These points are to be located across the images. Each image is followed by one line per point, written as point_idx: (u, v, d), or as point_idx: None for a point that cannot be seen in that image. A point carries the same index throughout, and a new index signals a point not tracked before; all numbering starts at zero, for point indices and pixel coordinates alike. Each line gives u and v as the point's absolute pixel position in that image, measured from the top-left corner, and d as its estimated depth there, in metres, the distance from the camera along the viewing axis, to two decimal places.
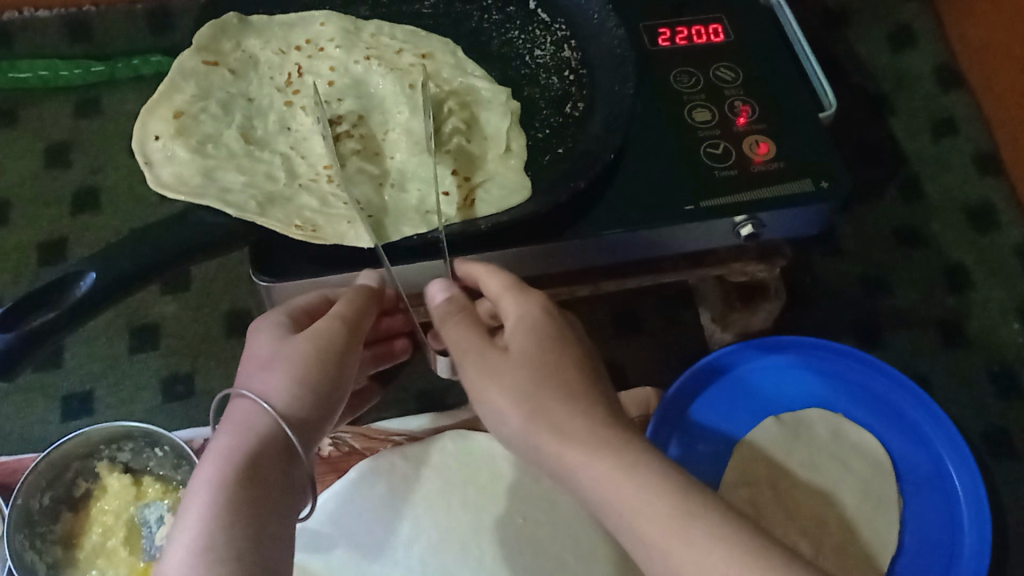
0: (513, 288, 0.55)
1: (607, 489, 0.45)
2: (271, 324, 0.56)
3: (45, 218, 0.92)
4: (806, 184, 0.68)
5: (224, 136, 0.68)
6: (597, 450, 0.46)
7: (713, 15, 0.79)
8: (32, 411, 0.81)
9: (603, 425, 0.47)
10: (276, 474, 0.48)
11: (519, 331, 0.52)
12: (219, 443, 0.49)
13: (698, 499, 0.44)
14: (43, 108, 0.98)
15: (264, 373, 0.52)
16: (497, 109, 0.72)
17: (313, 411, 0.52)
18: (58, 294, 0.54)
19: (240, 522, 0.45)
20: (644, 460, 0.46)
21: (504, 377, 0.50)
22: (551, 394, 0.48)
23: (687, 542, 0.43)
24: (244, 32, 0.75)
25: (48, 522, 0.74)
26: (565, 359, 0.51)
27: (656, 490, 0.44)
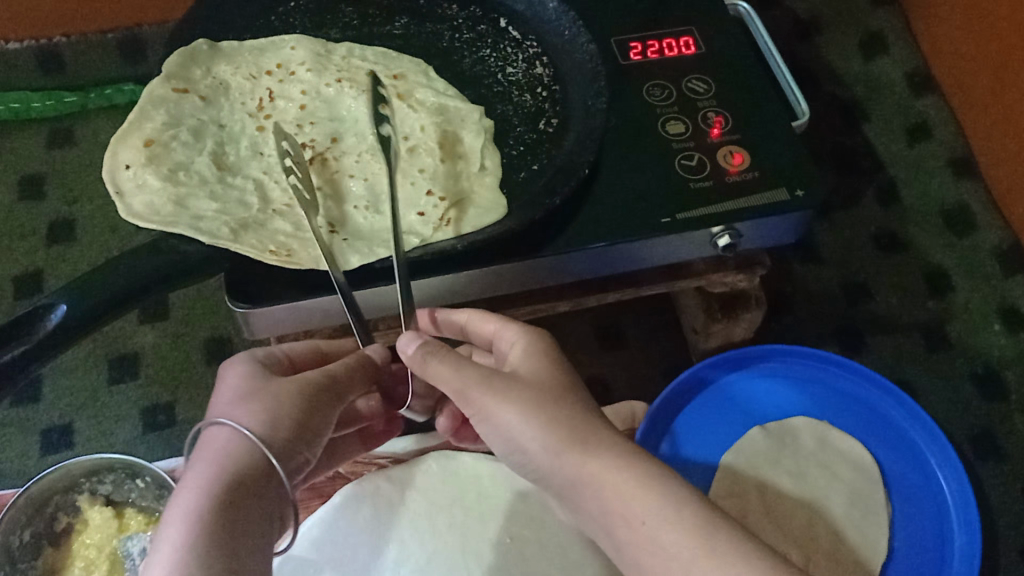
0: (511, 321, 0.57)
1: (631, 500, 0.47)
2: (245, 361, 0.55)
3: (20, 250, 0.91)
4: (782, 193, 0.68)
5: (196, 164, 0.67)
6: (618, 461, 0.48)
7: (684, 28, 0.79)
8: (11, 445, 0.80)
9: (621, 440, 0.49)
10: (256, 503, 0.48)
11: (527, 357, 0.54)
12: (197, 471, 0.48)
13: (708, 510, 0.46)
14: (17, 141, 0.97)
15: (245, 403, 0.52)
16: (471, 128, 0.72)
17: (294, 443, 0.51)
18: (28, 327, 0.53)
19: (216, 553, 0.44)
20: (661, 472, 0.48)
21: (520, 394, 0.50)
22: (566, 408, 0.50)
23: (711, 541, 0.44)
24: (215, 58, 0.75)
25: (29, 559, 0.73)
26: (573, 380, 0.52)
27: (677, 497, 0.46)
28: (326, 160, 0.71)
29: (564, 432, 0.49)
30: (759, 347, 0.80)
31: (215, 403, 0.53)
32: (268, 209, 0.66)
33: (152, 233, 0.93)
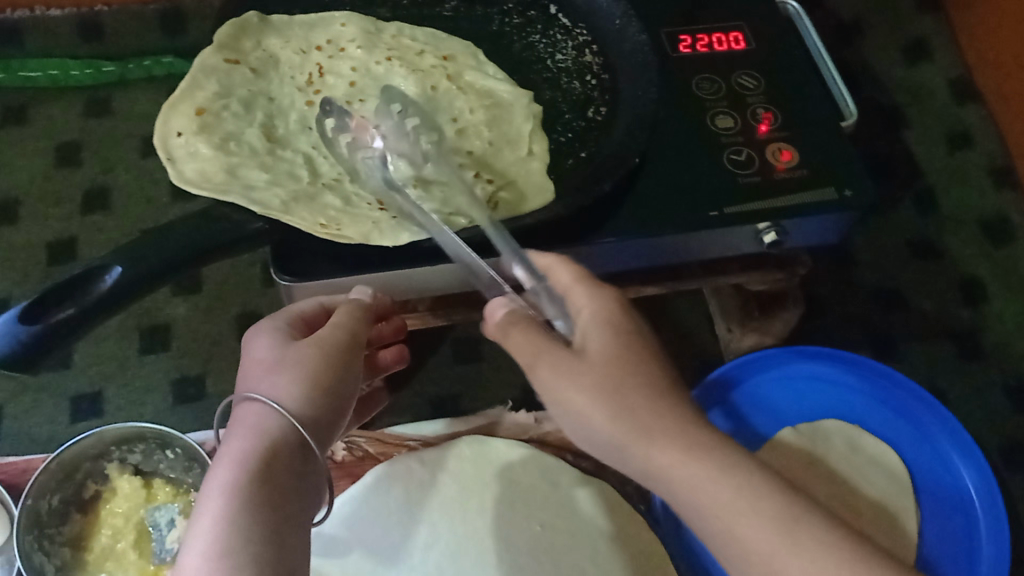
0: (585, 280, 0.52)
1: (703, 493, 0.44)
2: (269, 330, 0.56)
3: (55, 217, 0.91)
4: (829, 192, 0.68)
5: (246, 134, 0.67)
6: (687, 453, 0.44)
7: (734, 23, 0.79)
8: (40, 410, 0.80)
9: (696, 428, 0.45)
10: (293, 483, 0.48)
11: (596, 327, 0.49)
12: (232, 445, 0.49)
13: (800, 502, 0.44)
14: (54, 107, 0.97)
15: (273, 374, 0.52)
16: (519, 112, 0.72)
17: (323, 414, 0.52)
18: (81, 287, 0.53)
19: (253, 531, 0.44)
20: (744, 467, 0.44)
21: (596, 377, 0.46)
22: (637, 386, 0.46)
23: (796, 543, 0.42)
24: (265, 31, 0.74)
25: (56, 524, 0.73)
26: (648, 354, 0.48)
27: (757, 497, 0.43)
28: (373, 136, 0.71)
29: (635, 422, 0.45)
30: (796, 348, 0.80)
31: (248, 375, 0.53)
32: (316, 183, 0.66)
33: (187, 206, 0.92)
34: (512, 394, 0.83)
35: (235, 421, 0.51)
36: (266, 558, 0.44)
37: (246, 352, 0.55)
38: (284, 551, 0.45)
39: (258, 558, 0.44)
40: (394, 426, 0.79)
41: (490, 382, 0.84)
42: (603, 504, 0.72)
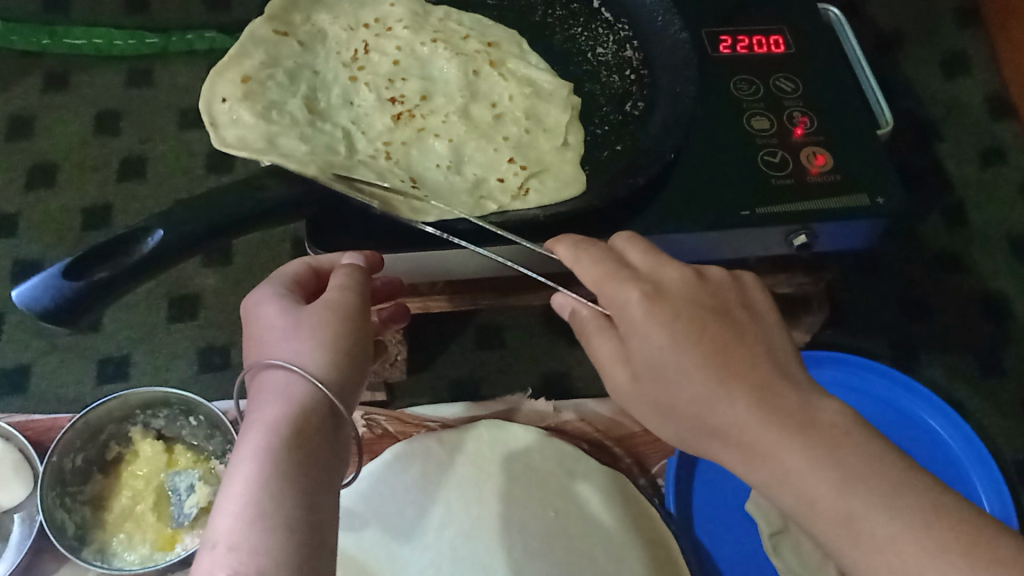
0: (608, 278, 0.50)
1: (773, 492, 0.43)
2: (277, 294, 0.56)
3: (92, 182, 0.92)
4: (861, 199, 0.68)
5: (288, 105, 0.69)
6: (744, 463, 0.44)
7: (775, 27, 0.79)
8: (68, 370, 0.81)
9: (742, 428, 0.44)
10: (322, 445, 0.49)
11: (631, 340, 0.48)
12: (261, 410, 0.49)
13: (862, 489, 0.41)
14: (97, 75, 0.99)
15: (291, 338, 0.53)
16: (558, 103, 0.73)
17: (344, 375, 0.52)
18: (124, 249, 0.54)
19: (286, 494, 0.45)
20: (795, 465, 0.42)
21: (653, 391, 0.47)
22: (683, 383, 0.45)
23: (862, 518, 0.40)
24: (316, 7, 0.77)
25: (79, 483, 0.74)
26: (695, 341, 0.46)
27: (817, 478, 0.41)
28: (410, 115, 0.72)
29: (693, 426, 0.46)
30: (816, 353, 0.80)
31: (264, 340, 0.54)
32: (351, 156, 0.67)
33: (221, 179, 0.94)
34: (532, 382, 0.84)
35: (258, 386, 0.52)
36: (300, 520, 0.45)
37: (253, 315, 0.56)
38: (315, 515, 0.46)
39: (292, 520, 0.45)
40: (414, 406, 0.80)
41: (511, 369, 0.85)
42: (617, 494, 0.72)
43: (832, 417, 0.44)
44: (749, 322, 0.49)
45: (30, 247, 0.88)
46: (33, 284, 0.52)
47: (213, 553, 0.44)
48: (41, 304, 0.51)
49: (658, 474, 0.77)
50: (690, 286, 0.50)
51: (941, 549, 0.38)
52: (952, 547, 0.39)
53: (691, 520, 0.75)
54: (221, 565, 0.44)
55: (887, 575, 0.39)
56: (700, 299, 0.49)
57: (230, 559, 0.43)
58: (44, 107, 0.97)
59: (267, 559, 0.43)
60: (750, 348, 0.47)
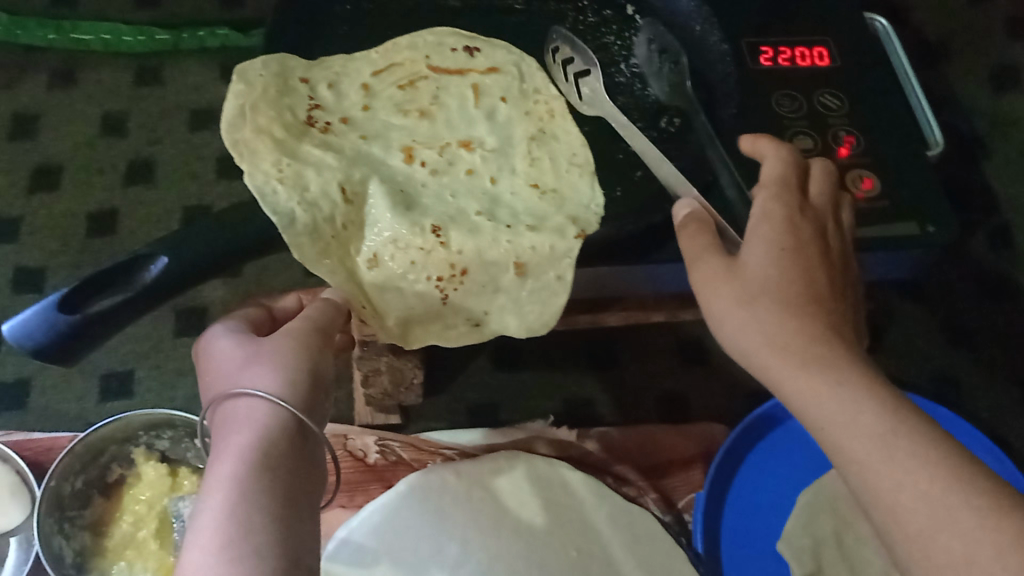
0: (766, 184, 0.54)
1: (808, 401, 0.45)
2: (233, 330, 0.52)
3: (98, 186, 0.91)
4: (910, 227, 0.64)
5: (303, 150, 0.61)
6: (800, 367, 0.46)
7: (818, 38, 0.75)
8: (69, 387, 0.79)
9: (810, 339, 0.47)
10: (296, 468, 0.45)
11: (757, 230, 0.52)
12: (228, 440, 0.45)
13: (912, 421, 0.43)
14: (104, 73, 0.98)
15: (250, 368, 0.48)
16: (584, 174, 0.65)
17: (310, 398, 0.48)
18: (124, 277, 0.50)
19: (261, 525, 0.41)
20: (856, 378, 0.45)
21: (746, 275, 0.50)
22: (763, 313, 0.48)
23: (891, 461, 0.42)
24: (353, 58, 0.69)
25: (79, 507, 0.70)
26: (802, 262, 0.50)
27: (857, 422, 0.43)
28: (420, 164, 0.64)
29: (762, 339, 0.48)
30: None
31: (218, 375, 0.49)
32: (347, 199, 0.60)
33: (232, 185, 0.92)
34: (553, 409, 0.81)
35: (219, 421, 0.47)
36: (272, 545, 0.41)
37: (207, 350, 0.52)
38: (290, 543, 0.41)
39: (265, 548, 0.40)
40: (428, 432, 0.77)
41: (530, 393, 0.81)
42: (643, 535, 0.69)
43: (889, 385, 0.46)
44: (834, 296, 0.50)
45: (32, 256, 0.86)
46: (25, 317, 0.48)
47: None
48: (33, 341, 0.47)
49: (684, 509, 0.74)
50: (804, 228, 0.52)
51: (955, 502, 0.40)
52: (968, 491, 0.40)
53: (721, 560, 0.71)
54: None
55: (902, 499, 0.41)
56: (812, 244, 0.52)
57: None
58: (49, 105, 0.96)
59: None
60: (834, 300, 0.50)
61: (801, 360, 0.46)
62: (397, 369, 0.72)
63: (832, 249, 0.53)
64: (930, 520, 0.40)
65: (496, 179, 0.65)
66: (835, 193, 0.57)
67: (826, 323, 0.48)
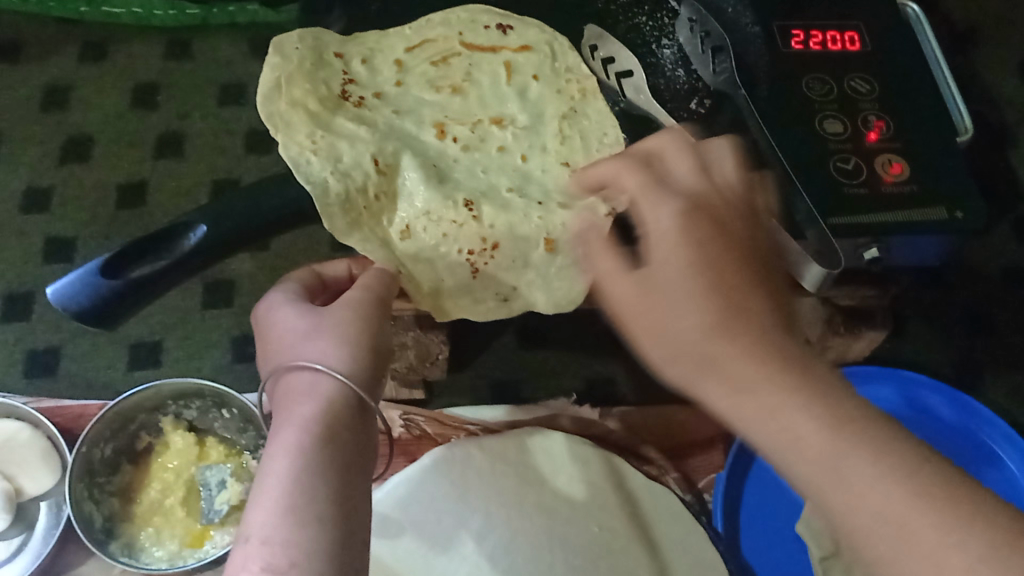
0: (648, 188, 0.49)
1: (756, 429, 0.39)
2: (296, 294, 0.54)
3: (128, 158, 0.95)
4: (939, 213, 0.64)
5: (336, 123, 0.61)
6: (735, 390, 0.40)
7: (850, 23, 0.75)
8: (99, 356, 0.83)
9: (752, 355, 0.40)
10: (356, 440, 0.48)
11: (662, 230, 0.46)
12: (293, 410, 0.48)
13: (872, 434, 0.38)
14: (134, 47, 1.01)
15: (315, 339, 0.50)
16: (615, 154, 0.66)
17: (370, 370, 0.50)
18: (163, 244, 0.50)
19: (320, 493, 0.45)
20: (802, 398, 0.39)
21: (654, 285, 0.44)
22: (687, 332, 0.41)
23: (866, 488, 0.37)
24: (385, 35, 0.69)
25: (107, 473, 0.72)
26: (699, 260, 0.44)
27: (804, 446, 0.38)
28: (452, 140, 0.65)
29: (688, 358, 0.41)
30: (862, 370, 0.77)
31: (281, 339, 0.52)
32: (380, 171, 0.60)
33: (260, 159, 0.95)
34: (576, 386, 0.82)
35: (283, 388, 0.50)
36: (331, 513, 0.44)
37: (270, 308, 0.54)
38: (345, 510, 0.45)
39: (325, 516, 0.44)
40: (453, 408, 0.78)
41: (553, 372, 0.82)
42: (663, 512, 0.70)
43: (852, 398, 0.40)
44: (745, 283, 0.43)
45: (64, 225, 0.91)
46: (69, 282, 0.49)
47: (246, 546, 0.44)
48: (77, 304, 0.49)
49: (705, 488, 0.75)
50: (735, 230, 0.46)
51: (923, 514, 0.36)
52: (943, 509, 0.36)
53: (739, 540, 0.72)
54: (256, 559, 0.43)
55: (865, 521, 0.37)
56: (744, 244, 0.46)
57: (264, 553, 0.43)
58: (80, 77, 0.99)
59: (301, 553, 0.43)
60: (744, 283, 0.43)
61: (737, 384, 0.40)
62: (423, 344, 0.73)
63: (737, 234, 0.46)
64: (882, 535, 0.36)
65: (527, 156, 0.66)
66: (700, 160, 0.51)
67: (758, 327, 0.41)
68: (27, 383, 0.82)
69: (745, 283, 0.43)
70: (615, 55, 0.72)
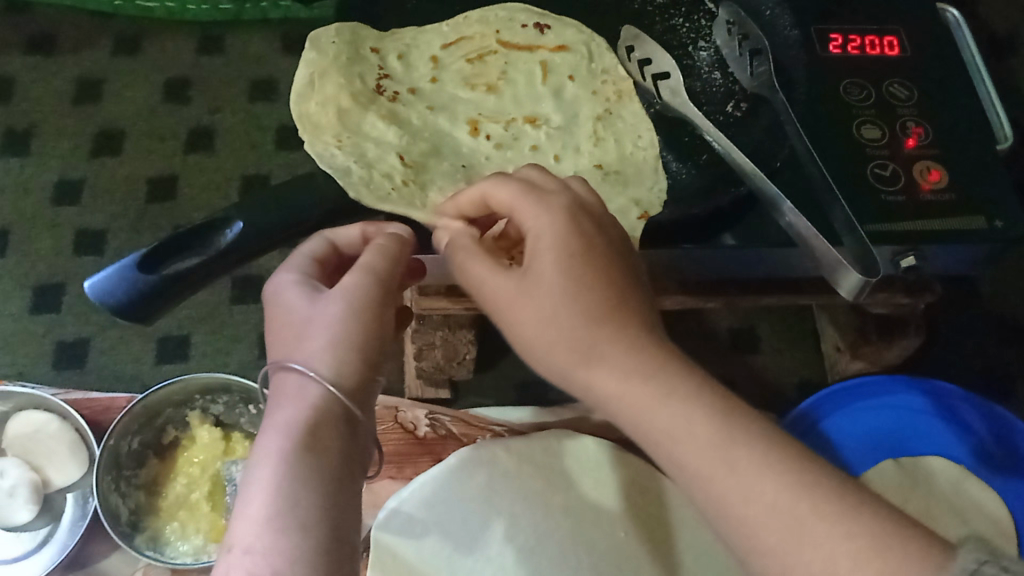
0: (522, 197, 0.47)
1: (641, 416, 0.42)
2: (302, 277, 0.50)
3: (159, 151, 0.99)
4: (977, 221, 0.63)
5: (366, 123, 0.62)
6: (625, 382, 0.43)
7: (890, 28, 0.74)
8: (127, 348, 0.87)
9: (638, 355, 0.43)
10: (344, 444, 0.45)
11: (531, 229, 0.46)
12: (277, 412, 0.45)
13: (745, 429, 0.40)
14: (169, 43, 1.06)
15: (303, 337, 0.47)
16: (648, 159, 0.65)
17: (360, 367, 0.47)
18: (199, 240, 0.50)
19: (304, 500, 0.42)
20: (683, 391, 0.42)
21: (531, 283, 0.45)
22: (560, 326, 0.44)
23: (733, 477, 0.39)
24: (421, 33, 0.69)
25: (134, 466, 0.72)
26: (590, 263, 0.45)
27: (689, 436, 0.40)
28: (486, 138, 0.64)
29: (573, 348, 0.44)
30: (890, 381, 0.78)
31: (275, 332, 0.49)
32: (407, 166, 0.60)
33: (290, 155, 1.00)
34: None
35: (274, 386, 0.47)
36: (317, 522, 0.42)
37: (268, 298, 0.51)
38: (331, 515, 0.42)
39: (309, 524, 0.41)
40: (478, 408, 0.78)
41: None
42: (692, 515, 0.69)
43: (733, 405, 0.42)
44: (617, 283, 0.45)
45: (95, 217, 0.95)
46: (105, 276, 0.49)
47: (228, 555, 0.42)
48: (114, 300, 0.49)
49: None
50: (580, 229, 0.46)
51: (806, 517, 0.37)
52: (822, 503, 0.37)
53: None
54: (237, 569, 0.41)
55: (758, 509, 0.38)
56: (590, 240, 0.46)
57: (246, 563, 0.41)
58: (114, 71, 1.04)
59: (284, 565, 0.40)
60: (619, 283, 0.45)
61: (631, 377, 0.42)
62: (451, 343, 0.73)
63: (609, 241, 0.47)
64: (777, 530, 0.38)
65: (560, 156, 0.64)
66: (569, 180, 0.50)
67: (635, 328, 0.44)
68: (55, 373, 0.86)
69: (626, 291, 0.45)
70: (652, 56, 0.69)
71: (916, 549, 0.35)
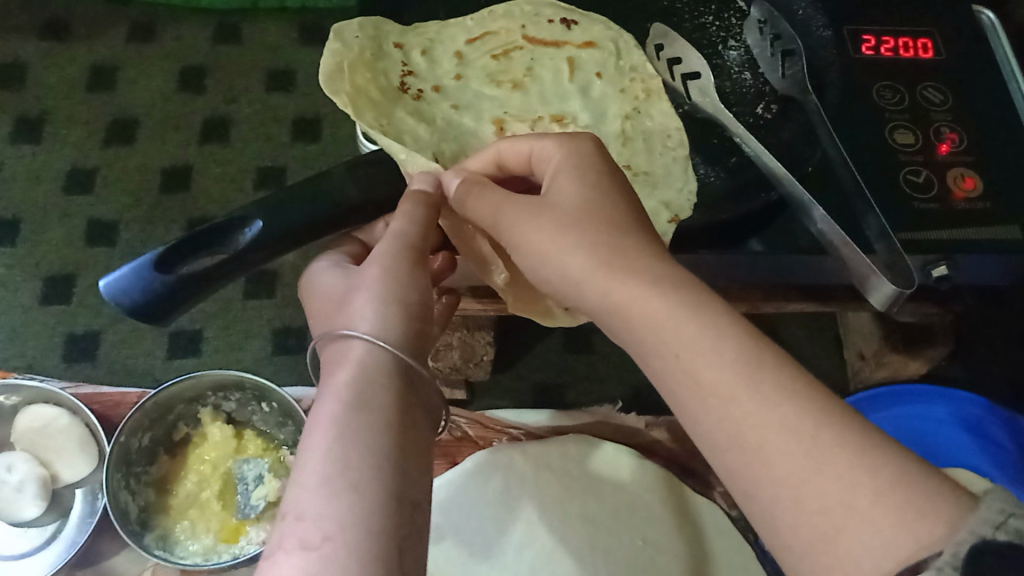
0: (548, 139, 0.49)
1: (662, 327, 0.39)
2: (334, 267, 0.51)
3: (173, 142, 0.99)
4: (1012, 231, 0.61)
5: (394, 113, 0.60)
6: (651, 288, 0.40)
7: (923, 30, 0.72)
8: (138, 342, 0.88)
9: (666, 268, 0.41)
10: (401, 404, 0.43)
11: (558, 167, 0.47)
12: (327, 380, 0.44)
13: (773, 352, 0.37)
14: (184, 30, 1.06)
15: (351, 304, 0.47)
16: (677, 160, 0.63)
17: (410, 329, 0.46)
18: (219, 239, 0.49)
19: (358, 457, 0.39)
20: (717, 309, 0.39)
21: (557, 209, 0.45)
22: (584, 239, 0.43)
23: (753, 398, 0.36)
24: (446, 27, 0.68)
25: (145, 463, 0.70)
26: (613, 200, 0.45)
27: (715, 349, 0.37)
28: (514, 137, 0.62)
29: (595, 263, 0.42)
30: (912, 391, 0.77)
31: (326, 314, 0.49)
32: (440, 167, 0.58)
33: (305, 147, 1.00)
34: (623, 394, 0.87)
35: (325, 361, 0.47)
36: (373, 481, 0.39)
37: (313, 291, 0.52)
38: (386, 469, 0.39)
39: (365, 481, 0.38)
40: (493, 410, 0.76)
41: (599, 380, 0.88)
42: (709, 526, 0.68)
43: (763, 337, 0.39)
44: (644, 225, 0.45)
45: (107, 207, 0.95)
46: (121, 275, 0.47)
47: (281, 526, 0.38)
48: (129, 299, 0.47)
49: None
50: (613, 175, 0.47)
51: (833, 448, 0.34)
52: (845, 433, 0.34)
53: None
54: (291, 536, 0.38)
55: (775, 434, 0.35)
56: (616, 182, 0.47)
57: (302, 531, 0.37)
58: (127, 56, 1.05)
59: (337, 525, 0.37)
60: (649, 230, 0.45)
61: (651, 289, 0.40)
62: (469, 344, 0.72)
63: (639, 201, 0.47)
64: (797, 452, 0.34)
65: None
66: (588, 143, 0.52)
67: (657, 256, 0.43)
68: (66, 365, 0.87)
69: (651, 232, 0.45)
70: (683, 56, 0.69)
71: (942, 494, 0.32)
